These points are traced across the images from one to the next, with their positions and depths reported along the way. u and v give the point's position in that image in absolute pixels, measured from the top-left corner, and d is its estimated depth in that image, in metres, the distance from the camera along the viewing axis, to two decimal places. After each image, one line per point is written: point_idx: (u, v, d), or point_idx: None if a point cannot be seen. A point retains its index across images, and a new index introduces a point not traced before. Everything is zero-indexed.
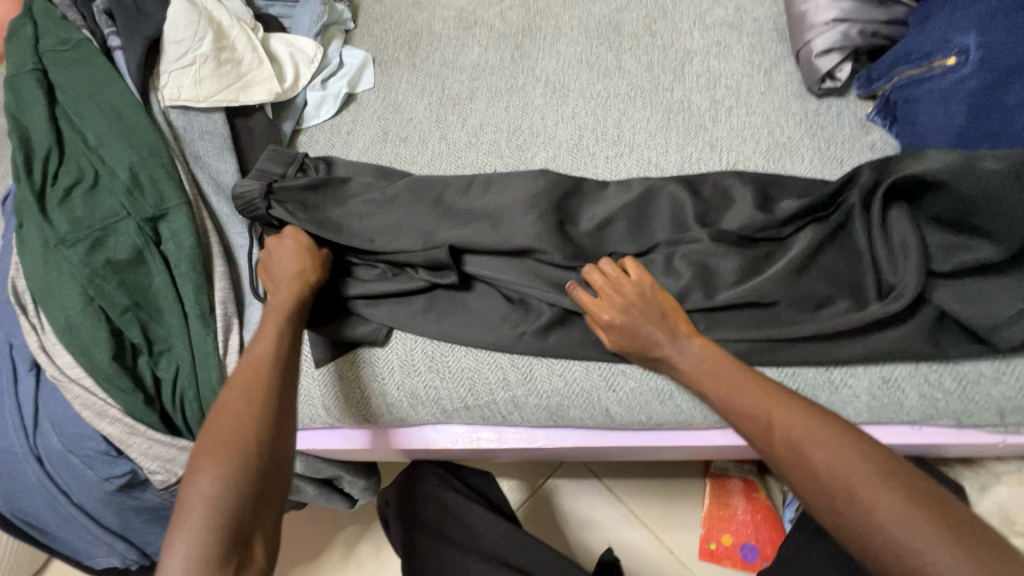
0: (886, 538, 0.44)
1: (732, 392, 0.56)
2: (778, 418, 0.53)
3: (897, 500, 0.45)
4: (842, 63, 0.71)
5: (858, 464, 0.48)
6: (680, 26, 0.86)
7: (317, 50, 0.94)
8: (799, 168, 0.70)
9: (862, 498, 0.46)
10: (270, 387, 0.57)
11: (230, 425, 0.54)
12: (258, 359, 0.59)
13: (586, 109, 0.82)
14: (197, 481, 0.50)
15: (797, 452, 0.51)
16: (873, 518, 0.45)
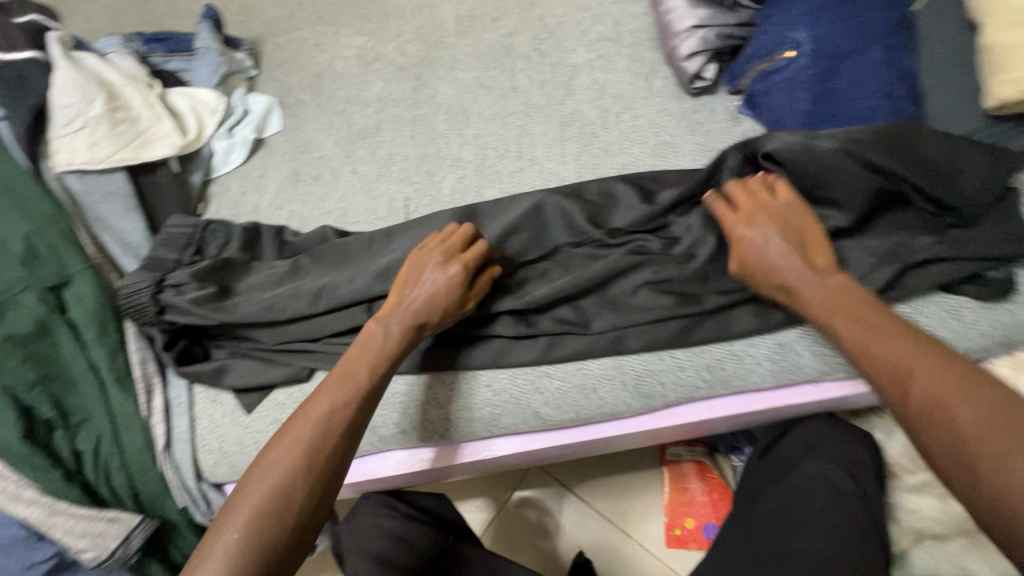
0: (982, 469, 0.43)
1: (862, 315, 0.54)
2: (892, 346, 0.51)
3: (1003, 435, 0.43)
4: (707, 63, 0.77)
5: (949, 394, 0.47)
6: (566, 44, 0.92)
7: (219, 100, 0.94)
8: (683, 162, 0.77)
9: (958, 427, 0.45)
10: (321, 442, 0.56)
11: (274, 483, 0.54)
12: (316, 408, 0.58)
13: (487, 129, 0.87)
14: (225, 533, 0.52)
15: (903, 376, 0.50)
16: (963, 448, 0.45)
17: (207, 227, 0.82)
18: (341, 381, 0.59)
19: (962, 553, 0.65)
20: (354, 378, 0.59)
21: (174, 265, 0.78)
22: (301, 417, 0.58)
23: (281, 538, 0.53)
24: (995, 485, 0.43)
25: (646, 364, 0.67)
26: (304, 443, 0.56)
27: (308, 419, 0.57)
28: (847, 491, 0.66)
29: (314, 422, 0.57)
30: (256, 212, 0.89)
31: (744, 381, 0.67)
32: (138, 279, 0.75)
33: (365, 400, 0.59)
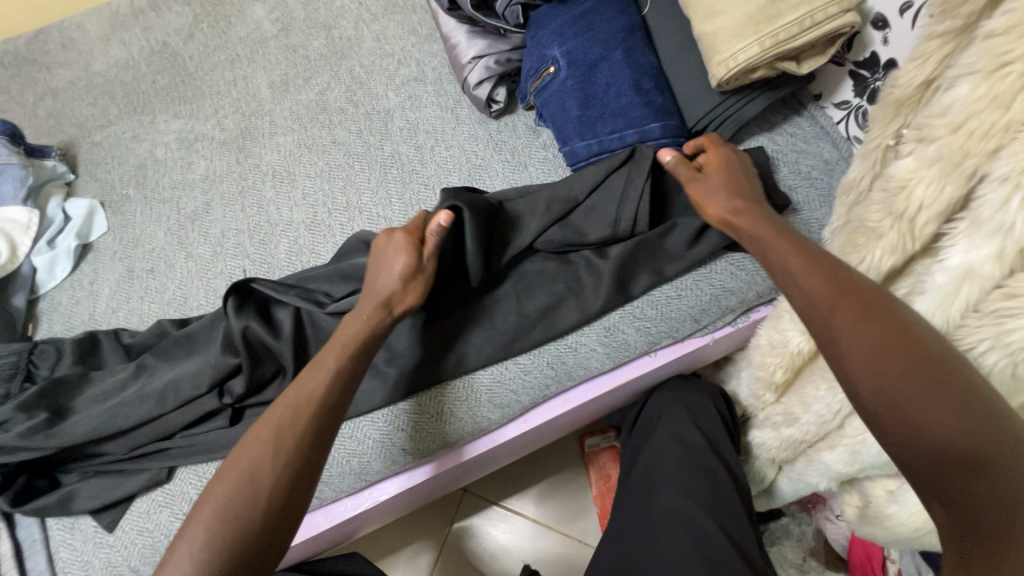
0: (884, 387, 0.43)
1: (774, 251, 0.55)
2: (801, 271, 0.51)
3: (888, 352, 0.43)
4: (496, 88, 0.83)
5: (848, 320, 0.46)
6: (376, 91, 0.96)
7: (30, 214, 0.89)
8: (496, 180, 0.82)
9: (853, 348, 0.45)
10: (294, 425, 0.54)
11: (241, 469, 0.52)
12: (288, 399, 0.56)
13: (314, 187, 0.88)
14: (204, 508, 0.50)
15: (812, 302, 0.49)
16: (867, 375, 0.44)
17: (39, 350, 0.77)
18: (312, 370, 0.58)
19: (806, 470, 0.72)
20: (350, 353, 0.59)
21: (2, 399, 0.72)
22: (279, 406, 0.55)
23: (260, 524, 0.50)
24: (903, 402, 0.42)
25: (495, 376, 0.71)
26: (263, 447, 0.53)
27: (284, 414, 0.55)
28: (698, 444, 0.73)
29: (284, 402, 0.55)
30: (92, 319, 0.86)
31: (586, 368, 0.71)
32: None
33: (332, 391, 0.57)
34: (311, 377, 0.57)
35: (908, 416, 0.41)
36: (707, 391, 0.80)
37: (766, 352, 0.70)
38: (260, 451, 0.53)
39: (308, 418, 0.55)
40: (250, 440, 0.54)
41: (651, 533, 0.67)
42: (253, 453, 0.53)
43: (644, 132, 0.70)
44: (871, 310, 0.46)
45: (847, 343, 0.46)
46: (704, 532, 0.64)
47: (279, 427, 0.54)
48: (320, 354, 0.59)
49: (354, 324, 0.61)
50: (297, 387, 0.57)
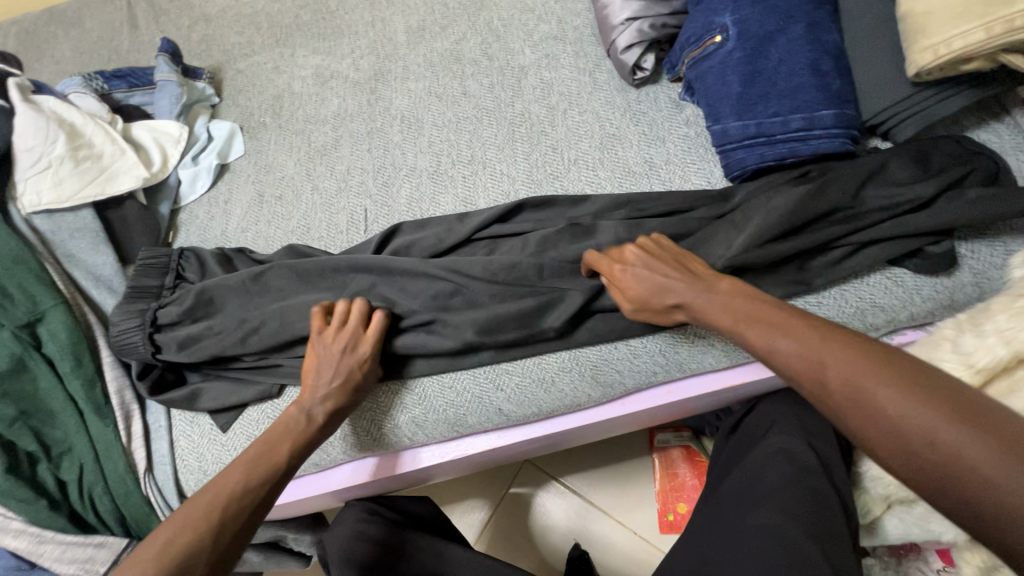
0: (974, 472, 0.39)
1: (774, 339, 0.51)
2: (828, 351, 0.48)
3: (904, 395, 0.43)
4: (645, 54, 0.79)
5: (894, 387, 0.44)
6: (512, 46, 0.93)
7: (181, 130, 0.96)
8: (630, 152, 0.78)
9: (870, 397, 0.44)
10: (225, 513, 0.56)
11: (173, 556, 0.51)
12: (218, 490, 0.57)
13: (440, 136, 0.88)
14: None
15: (832, 396, 0.47)
16: (893, 418, 0.43)
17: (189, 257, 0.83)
18: (250, 467, 0.59)
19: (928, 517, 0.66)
20: (290, 455, 0.62)
21: (158, 293, 0.80)
22: (207, 494, 0.57)
23: None
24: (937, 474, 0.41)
25: (603, 353, 0.69)
26: (172, 558, 0.52)
27: (204, 506, 0.56)
28: (808, 465, 0.68)
29: (220, 489, 0.57)
30: (224, 236, 0.91)
31: (700, 363, 0.68)
32: (127, 312, 0.77)
33: (275, 483, 0.60)
34: (240, 469, 0.59)
35: (993, 495, 0.38)
36: None
37: None
38: (192, 537, 0.53)
39: (252, 504, 0.57)
40: (184, 521, 0.54)
41: (744, 547, 0.63)
42: (182, 540, 0.53)
43: (813, 118, 0.64)
44: (909, 374, 0.45)
45: (868, 396, 0.45)
46: (803, 558, 0.59)
47: (219, 512, 0.55)
48: (254, 451, 0.61)
49: (298, 429, 0.63)
50: (229, 476, 0.58)
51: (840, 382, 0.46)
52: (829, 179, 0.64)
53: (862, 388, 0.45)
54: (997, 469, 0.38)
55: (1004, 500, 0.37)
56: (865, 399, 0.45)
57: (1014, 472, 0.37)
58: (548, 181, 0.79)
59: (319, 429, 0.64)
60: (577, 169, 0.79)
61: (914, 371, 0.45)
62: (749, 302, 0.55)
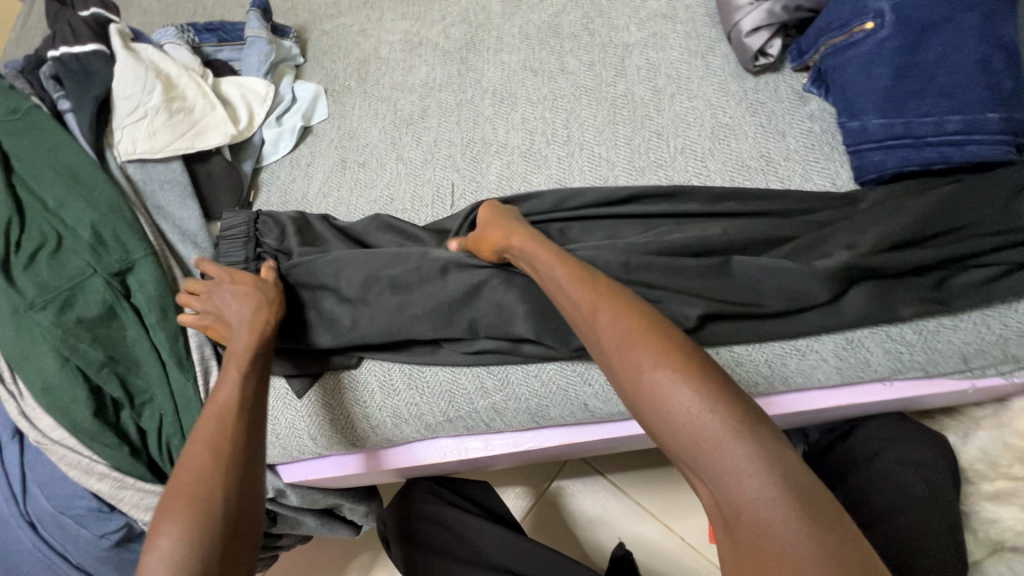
0: (752, 513, 0.38)
1: (613, 324, 0.49)
2: (641, 353, 0.46)
3: (709, 418, 0.42)
4: (771, 39, 0.73)
5: (709, 405, 0.42)
6: (616, 22, 0.88)
7: (268, 88, 0.94)
8: (744, 145, 0.72)
9: (681, 417, 0.43)
10: (223, 439, 0.54)
11: (190, 487, 0.50)
12: (196, 473, 0.51)
13: (535, 113, 0.84)
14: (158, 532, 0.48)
15: (642, 396, 0.45)
16: (695, 441, 0.42)
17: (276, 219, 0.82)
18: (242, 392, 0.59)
19: None
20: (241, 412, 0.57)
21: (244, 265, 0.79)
22: (183, 483, 0.51)
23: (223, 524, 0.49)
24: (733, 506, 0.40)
25: None
26: (188, 489, 0.50)
27: (193, 493, 0.50)
28: (915, 496, 0.63)
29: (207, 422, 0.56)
30: (305, 199, 0.90)
31: (807, 378, 0.62)
32: None
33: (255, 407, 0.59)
34: (201, 447, 0.53)
35: (763, 541, 0.37)
36: (938, 441, 0.67)
37: None
38: (201, 464, 0.52)
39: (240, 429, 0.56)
40: (187, 458, 0.53)
41: None
42: (193, 468, 0.52)
43: (974, 121, 0.58)
44: (722, 396, 0.43)
45: (679, 419, 0.43)
46: None
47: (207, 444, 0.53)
48: (200, 428, 0.55)
49: (229, 393, 0.58)
50: (200, 456, 0.52)
51: (644, 390, 0.45)
52: (975, 199, 0.59)
53: (670, 404, 0.43)
54: (779, 514, 0.38)
55: (772, 547, 0.37)
56: (673, 419, 0.43)
57: (789, 522, 0.37)
58: (651, 169, 0.75)
59: (253, 382, 0.60)
60: (684, 158, 0.74)
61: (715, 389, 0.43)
62: (593, 292, 0.52)
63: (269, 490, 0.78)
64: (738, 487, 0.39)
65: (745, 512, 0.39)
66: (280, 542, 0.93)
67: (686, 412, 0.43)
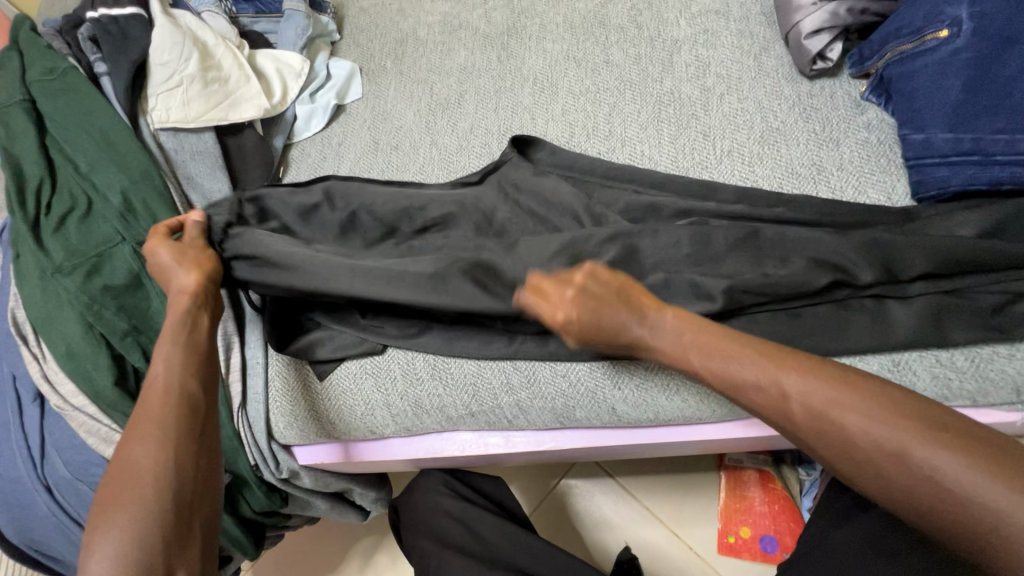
0: (965, 501, 0.39)
1: (728, 361, 0.50)
2: (768, 380, 0.48)
3: (882, 426, 0.42)
4: (833, 42, 0.70)
5: (871, 412, 0.43)
6: (666, 16, 0.85)
7: (303, 64, 0.92)
8: (795, 152, 0.69)
9: (856, 433, 0.43)
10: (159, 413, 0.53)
11: (126, 471, 0.49)
12: (136, 470, 0.49)
13: (576, 105, 0.82)
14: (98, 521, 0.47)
15: (799, 426, 0.46)
16: (882, 452, 0.42)
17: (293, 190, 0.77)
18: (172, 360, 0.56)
19: None
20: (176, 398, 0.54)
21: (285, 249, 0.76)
22: (119, 481, 0.49)
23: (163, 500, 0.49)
24: (929, 498, 0.40)
25: None
26: (127, 472, 0.49)
27: (131, 491, 0.48)
28: None
29: (145, 398, 0.54)
30: None
31: None
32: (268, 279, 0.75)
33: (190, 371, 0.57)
34: (140, 439, 0.51)
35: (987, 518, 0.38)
36: None
37: None
38: (135, 446, 0.51)
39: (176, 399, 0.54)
40: (126, 441, 0.51)
41: None
42: (129, 452, 0.50)
43: None
44: (865, 392, 0.44)
45: (852, 435, 0.43)
46: None
47: (145, 421, 0.52)
48: (136, 419, 0.53)
49: (163, 379, 0.55)
50: (138, 450, 0.50)
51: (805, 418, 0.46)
52: None
53: (830, 420, 0.44)
54: (985, 487, 0.38)
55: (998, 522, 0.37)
56: (841, 437, 0.44)
57: (986, 487, 0.38)
58: (695, 170, 0.72)
59: (194, 363, 0.57)
60: (731, 161, 0.71)
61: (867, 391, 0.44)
62: (697, 330, 0.53)
63: (284, 471, 0.77)
64: (939, 481, 0.39)
65: (953, 502, 0.39)
66: (288, 522, 0.93)
67: (857, 427, 0.43)
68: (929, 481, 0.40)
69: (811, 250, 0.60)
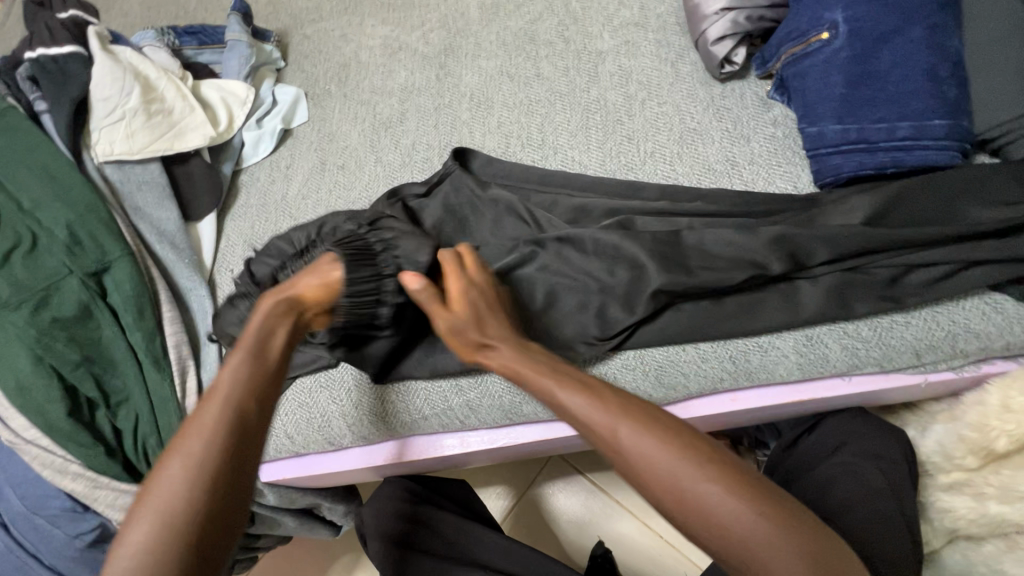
0: (756, 552, 0.39)
1: (556, 389, 0.49)
2: (609, 413, 0.46)
3: (701, 469, 0.42)
4: (736, 48, 0.76)
5: (691, 454, 0.43)
6: (591, 30, 0.90)
7: (248, 91, 0.95)
8: (710, 149, 0.75)
9: (680, 470, 0.42)
10: (232, 434, 0.46)
11: (171, 492, 0.43)
12: (158, 498, 0.43)
13: (511, 118, 0.86)
14: (120, 548, 0.42)
15: (640, 474, 0.43)
16: (698, 495, 0.41)
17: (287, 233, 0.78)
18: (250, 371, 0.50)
19: (999, 556, 0.65)
20: (240, 421, 0.47)
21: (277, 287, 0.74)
22: (158, 503, 0.43)
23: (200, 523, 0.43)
24: (727, 543, 0.40)
25: (669, 355, 0.66)
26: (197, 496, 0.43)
27: (158, 522, 0.42)
28: (875, 488, 0.65)
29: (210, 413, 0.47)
30: (284, 200, 0.90)
31: (770, 374, 0.64)
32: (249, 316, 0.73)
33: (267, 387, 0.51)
34: (175, 462, 0.44)
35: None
36: (895, 437, 0.70)
37: (992, 414, 0.64)
38: (220, 472, 0.44)
39: (243, 418, 0.48)
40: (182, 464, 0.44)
41: None
42: (189, 479, 0.44)
43: (922, 127, 0.61)
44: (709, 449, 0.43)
45: (672, 472, 0.42)
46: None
47: (220, 441, 0.46)
48: (187, 432, 0.46)
49: (231, 384, 0.49)
50: (173, 475, 0.44)
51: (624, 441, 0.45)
52: (920, 199, 0.62)
53: (679, 468, 0.42)
54: (777, 548, 0.39)
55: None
56: (664, 473, 0.42)
57: (790, 557, 0.39)
58: (622, 172, 0.77)
59: (263, 381, 0.50)
60: (654, 162, 0.76)
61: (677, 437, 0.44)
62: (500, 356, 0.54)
63: None
64: (740, 531, 0.40)
65: (744, 551, 0.39)
66: (258, 542, 0.93)
67: (684, 466, 0.42)
68: (726, 528, 0.40)
69: (724, 239, 0.65)
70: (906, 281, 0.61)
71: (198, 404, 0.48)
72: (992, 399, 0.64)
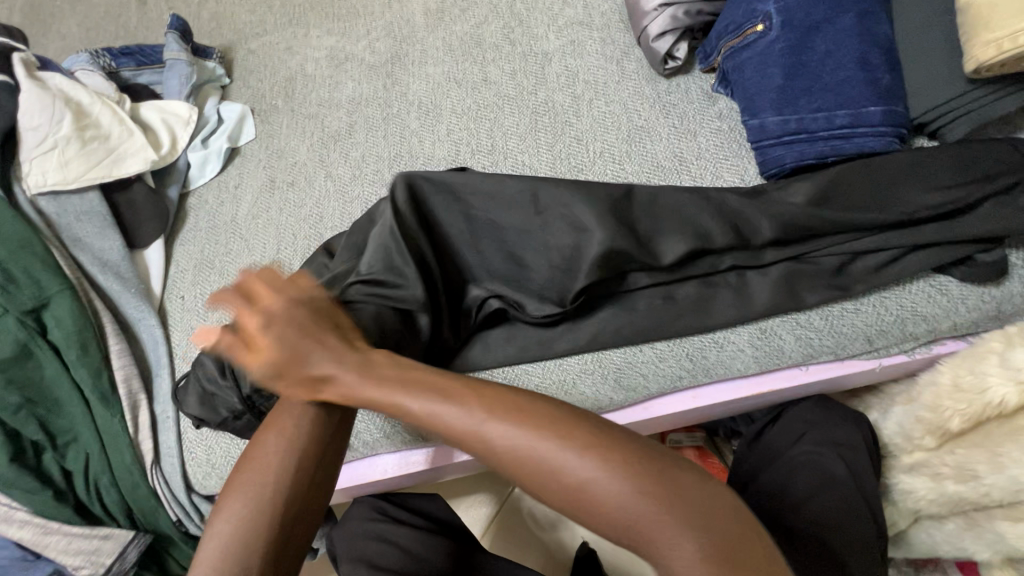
0: (645, 529, 0.39)
1: (415, 395, 0.46)
2: (471, 418, 0.44)
3: (578, 457, 0.40)
4: (677, 43, 0.75)
5: (566, 446, 0.41)
6: (536, 31, 0.89)
7: (191, 111, 0.92)
8: (659, 146, 0.74)
9: (553, 464, 0.41)
10: (319, 409, 0.55)
11: (268, 458, 0.52)
12: (259, 464, 0.52)
13: (459, 124, 0.85)
14: (227, 503, 0.51)
15: (509, 466, 0.42)
16: (579, 485, 0.40)
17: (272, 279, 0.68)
18: None
19: (960, 534, 0.66)
20: (333, 395, 0.56)
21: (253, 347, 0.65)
22: (258, 465, 0.52)
23: (288, 491, 0.51)
24: (619, 526, 0.40)
25: (627, 356, 0.65)
26: (286, 459, 0.52)
27: (254, 488, 0.51)
28: (837, 475, 0.66)
29: (308, 385, 0.56)
30: (233, 222, 0.88)
31: (727, 369, 0.64)
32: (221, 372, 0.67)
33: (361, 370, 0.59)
34: (274, 433, 0.53)
35: (666, 554, 0.38)
36: (855, 423, 0.71)
37: (946, 394, 0.64)
38: (310, 436, 0.53)
39: (333, 398, 0.56)
40: (275, 430, 0.53)
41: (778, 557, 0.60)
42: (285, 441, 0.53)
43: (858, 115, 0.62)
44: (571, 421, 0.42)
45: (550, 468, 0.41)
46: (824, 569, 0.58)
47: (313, 411, 0.54)
48: (283, 405, 0.55)
49: None
50: (270, 443, 0.53)
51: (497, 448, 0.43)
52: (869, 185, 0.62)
53: (535, 454, 0.41)
54: (668, 524, 0.39)
55: (669, 556, 0.38)
56: (542, 471, 0.41)
57: (681, 532, 0.38)
58: (572, 174, 0.76)
59: None
60: (603, 161, 0.76)
61: (549, 426, 0.42)
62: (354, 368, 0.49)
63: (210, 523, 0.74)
64: (617, 512, 0.39)
65: (635, 533, 0.39)
66: None
67: (558, 458, 0.41)
68: (611, 514, 0.40)
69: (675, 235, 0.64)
70: (854, 268, 0.61)
71: (296, 382, 0.57)
72: (944, 379, 0.64)
